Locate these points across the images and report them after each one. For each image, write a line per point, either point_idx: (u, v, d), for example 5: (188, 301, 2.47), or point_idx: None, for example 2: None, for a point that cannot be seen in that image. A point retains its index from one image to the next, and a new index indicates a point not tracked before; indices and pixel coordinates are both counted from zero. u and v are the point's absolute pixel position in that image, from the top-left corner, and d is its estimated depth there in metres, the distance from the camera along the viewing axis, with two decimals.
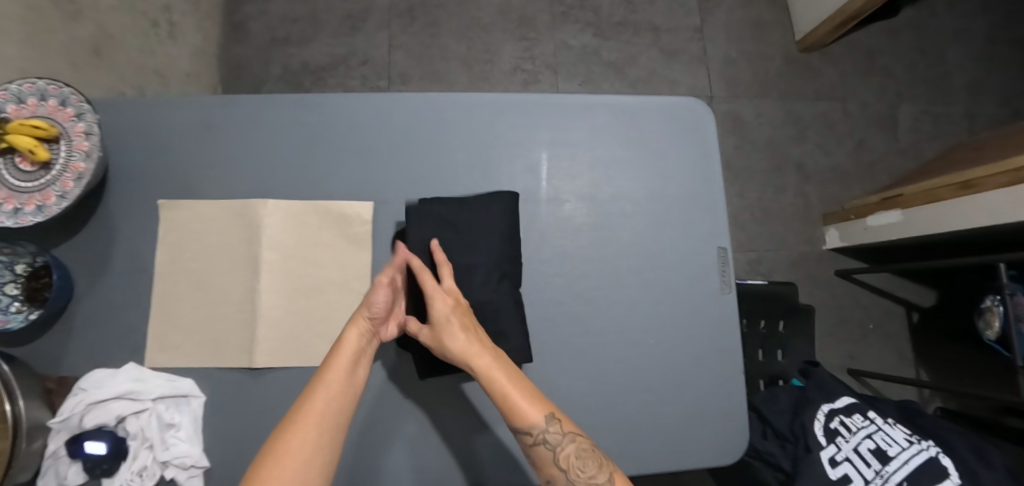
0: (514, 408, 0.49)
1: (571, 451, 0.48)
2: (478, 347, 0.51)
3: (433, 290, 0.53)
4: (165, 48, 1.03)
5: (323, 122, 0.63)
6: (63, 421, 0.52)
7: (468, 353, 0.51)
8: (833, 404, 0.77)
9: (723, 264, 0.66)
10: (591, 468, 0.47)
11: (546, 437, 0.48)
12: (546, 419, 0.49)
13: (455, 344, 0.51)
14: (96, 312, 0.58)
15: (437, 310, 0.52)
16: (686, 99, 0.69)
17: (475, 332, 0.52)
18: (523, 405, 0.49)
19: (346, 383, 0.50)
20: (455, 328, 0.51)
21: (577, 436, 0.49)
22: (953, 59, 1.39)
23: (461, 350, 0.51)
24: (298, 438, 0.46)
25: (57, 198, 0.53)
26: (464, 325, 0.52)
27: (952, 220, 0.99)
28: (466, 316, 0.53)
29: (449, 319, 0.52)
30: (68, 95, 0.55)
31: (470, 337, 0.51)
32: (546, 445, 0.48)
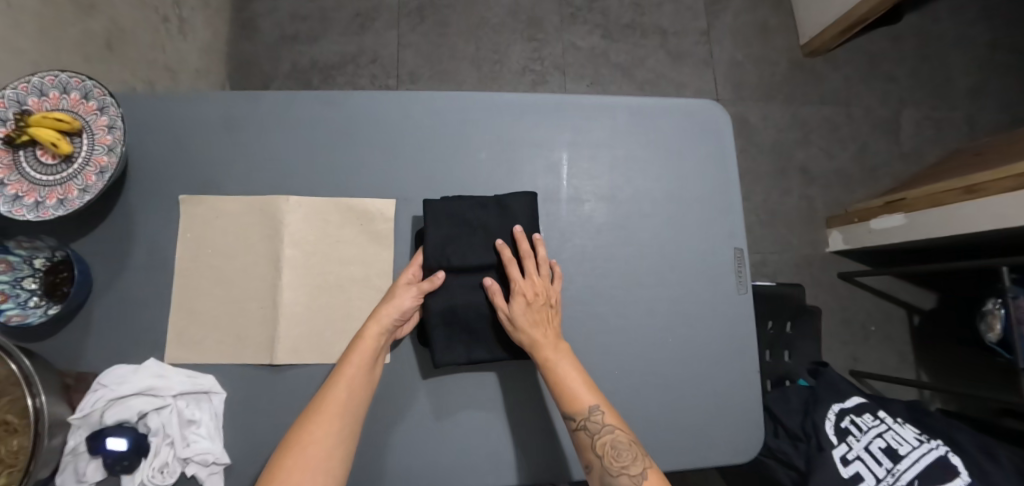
0: (564, 395, 0.53)
1: (609, 441, 0.51)
2: (545, 339, 0.55)
3: (516, 284, 0.56)
4: (175, 43, 1.02)
5: (347, 119, 0.63)
6: (83, 417, 0.52)
7: (535, 344, 0.55)
8: (844, 404, 0.78)
9: (740, 264, 0.67)
10: (626, 459, 0.51)
11: (588, 424, 0.52)
12: (591, 409, 0.53)
13: (524, 333, 0.55)
14: (115, 307, 0.58)
15: (516, 301, 0.56)
16: (704, 100, 0.70)
17: (549, 325, 0.56)
18: (574, 393, 0.53)
19: (363, 379, 0.53)
20: (528, 319, 0.56)
21: (617, 430, 0.52)
22: (955, 65, 1.42)
23: (529, 339, 0.55)
24: (316, 430, 0.48)
25: (79, 191, 0.53)
26: (539, 320, 0.56)
27: (955, 223, 1.00)
28: (545, 310, 0.57)
29: (524, 310, 0.56)
30: (90, 88, 0.55)
31: (540, 331, 0.55)
32: (586, 432, 0.52)
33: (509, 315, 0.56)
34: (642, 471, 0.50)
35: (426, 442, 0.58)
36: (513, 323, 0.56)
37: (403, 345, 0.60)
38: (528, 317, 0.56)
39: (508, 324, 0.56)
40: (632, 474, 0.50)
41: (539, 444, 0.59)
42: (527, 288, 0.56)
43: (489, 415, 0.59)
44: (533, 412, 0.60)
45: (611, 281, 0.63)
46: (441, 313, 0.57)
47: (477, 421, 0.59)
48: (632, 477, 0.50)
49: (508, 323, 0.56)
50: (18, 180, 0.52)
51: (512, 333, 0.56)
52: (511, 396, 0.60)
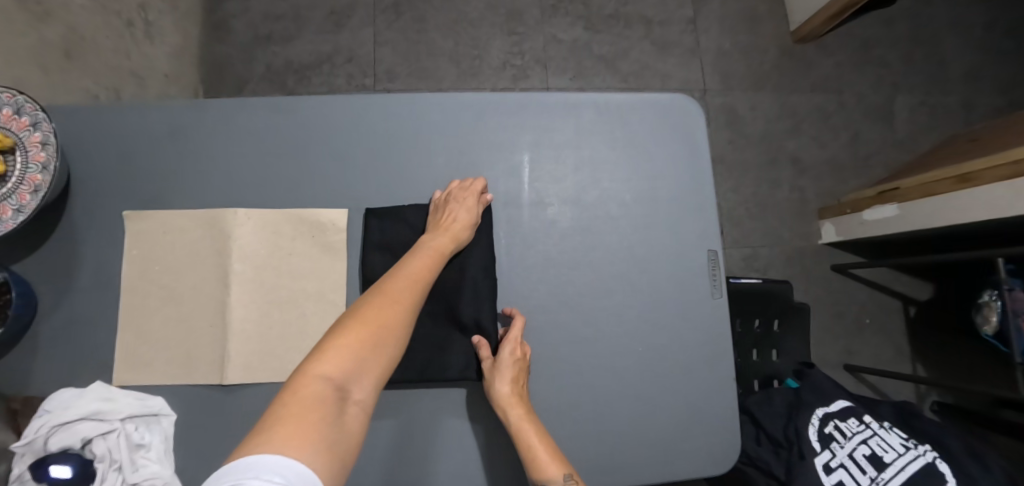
0: (536, 461, 0.50)
1: None
2: (520, 401, 0.54)
3: (509, 335, 0.56)
4: (142, 49, 1.00)
5: (297, 127, 0.60)
6: (27, 444, 0.49)
7: (512, 404, 0.53)
8: (828, 408, 0.76)
9: (714, 266, 0.64)
10: None
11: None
12: (564, 477, 0.50)
13: (503, 388, 0.53)
14: (62, 329, 0.56)
15: (506, 354, 0.54)
16: (676, 96, 0.66)
17: (523, 390, 0.55)
18: (544, 460, 0.50)
19: (425, 281, 0.51)
20: (509, 375, 0.53)
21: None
22: (950, 48, 1.37)
23: (504, 395, 0.53)
24: (381, 308, 0.46)
25: (13, 212, 0.51)
26: (519, 380, 0.55)
27: (948, 214, 0.97)
28: (524, 371, 0.56)
29: (510, 366, 0.54)
30: (22, 103, 0.52)
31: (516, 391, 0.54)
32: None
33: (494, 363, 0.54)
34: None
35: (384, 462, 0.56)
36: (496, 369, 0.54)
37: None
38: (514, 372, 0.54)
39: (494, 372, 0.53)
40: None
41: (505, 460, 0.57)
42: (518, 341, 0.56)
43: (450, 431, 0.57)
44: (498, 428, 0.57)
45: (579, 289, 0.61)
46: None
47: (437, 438, 0.57)
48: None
49: (489, 372, 0.54)
50: None
51: (494, 383, 0.53)
52: (474, 411, 0.58)
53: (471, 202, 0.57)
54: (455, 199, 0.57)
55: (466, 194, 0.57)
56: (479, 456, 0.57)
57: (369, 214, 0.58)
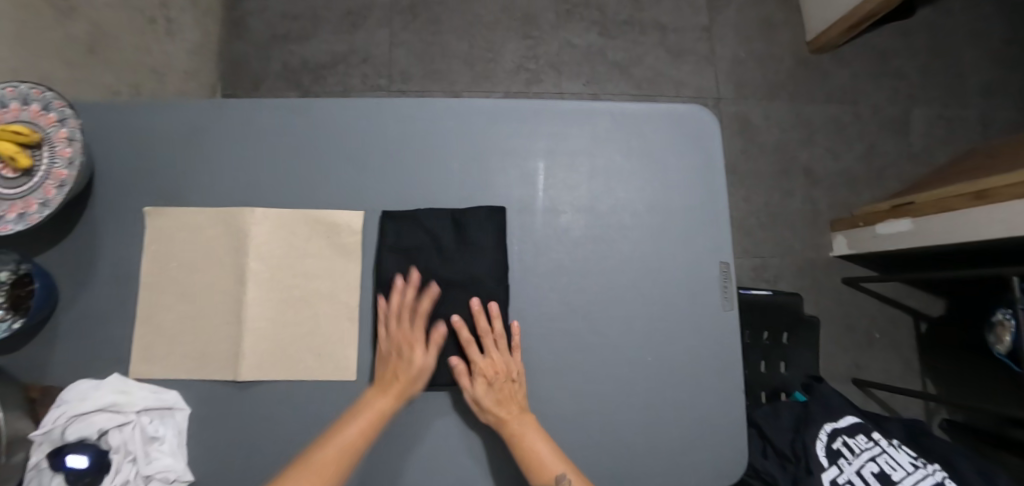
0: (531, 469, 0.52)
1: None
2: (509, 415, 0.55)
3: (477, 365, 0.56)
4: (163, 46, 1.02)
5: (314, 130, 0.61)
6: (45, 434, 0.50)
7: (501, 422, 0.55)
8: (836, 423, 0.75)
9: (725, 278, 0.64)
10: None
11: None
12: (559, 478, 0.52)
13: (488, 417, 0.55)
14: (81, 321, 0.57)
15: (477, 391, 0.55)
16: (691, 106, 0.66)
17: (515, 400, 0.56)
18: (542, 463, 0.53)
19: (356, 452, 0.51)
20: (490, 404, 0.55)
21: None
22: (969, 61, 1.35)
23: (495, 419, 0.55)
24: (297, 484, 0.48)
25: (38, 205, 0.52)
26: (503, 398, 0.55)
27: (964, 230, 0.95)
28: (507, 382, 0.56)
29: (486, 396, 0.55)
30: (50, 99, 0.53)
31: (504, 409, 0.55)
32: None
33: (472, 396, 0.55)
34: None
35: (393, 462, 0.57)
36: (477, 403, 0.55)
37: (369, 359, 0.58)
38: (492, 397, 0.55)
39: (473, 406, 0.56)
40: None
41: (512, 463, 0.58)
42: (489, 364, 0.56)
43: (457, 433, 0.58)
44: None
45: (589, 297, 0.61)
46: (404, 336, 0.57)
47: (443, 439, 0.57)
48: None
49: (473, 405, 0.56)
50: None
51: (479, 413, 0.56)
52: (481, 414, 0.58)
53: (416, 356, 0.55)
54: (401, 350, 0.56)
55: (409, 344, 0.56)
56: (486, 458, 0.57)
57: (383, 217, 0.59)
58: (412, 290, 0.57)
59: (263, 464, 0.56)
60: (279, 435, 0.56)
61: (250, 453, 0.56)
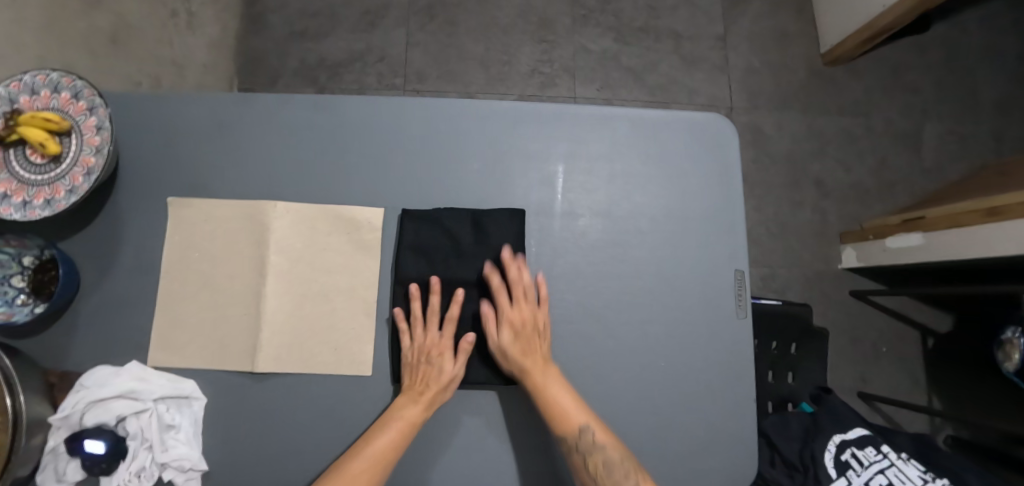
0: (554, 418, 0.54)
1: (601, 460, 0.54)
2: (534, 366, 0.56)
3: (505, 314, 0.57)
4: (184, 39, 1.03)
5: (337, 126, 0.62)
6: (64, 419, 0.51)
7: (526, 372, 0.55)
8: (845, 435, 0.75)
9: (740, 286, 0.64)
10: (618, 476, 0.54)
11: (580, 444, 0.54)
12: (582, 429, 0.54)
13: (513, 366, 0.56)
14: (101, 307, 0.58)
15: (504, 340, 0.56)
16: (711, 115, 0.67)
17: (539, 351, 0.57)
18: (565, 413, 0.54)
19: (389, 462, 0.52)
20: (515, 354, 0.56)
21: (608, 446, 0.54)
22: (983, 78, 1.36)
23: (518, 369, 0.56)
24: None
25: (66, 192, 0.53)
26: (529, 349, 0.56)
27: (975, 247, 0.95)
28: (534, 333, 0.57)
29: (512, 346, 0.56)
30: (81, 88, 0.54)
31: (529, 361, 0.55)
32: (579, 452, 0.54)
33: (499, 344, 0.57)
34: None
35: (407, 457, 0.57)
36: (503, 351, 0.56)
37: (386, 356, 0.58)
38: (518, 346, 0.56)
39: (499, 356, 0.57)
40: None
41: (524, 463, 0.58)
42: (518, 313, 0.57)
43: (471, 432, 0.58)
44: (518, 431, 0.58)
45: (605, 301, 0.61)
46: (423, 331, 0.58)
47: (457, 436, 0.58)
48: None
49: (498, 353, 0.57)
50: (8, 179, 0.53)
51: (503, 362, 0.56)
52: (495, 412, 0.59)
53: (446, 366, 0.56)
54: (431, 359, 0.56)
55: (440, 352, 0.56)
56: (499, 458, 0.58)
57: (403, 215, 0.60)
58: (434, 297, 0.58)
59: (276, 455, 0.56)
60: (295, 427, 0.57)
61: (264, 445, 0.56)
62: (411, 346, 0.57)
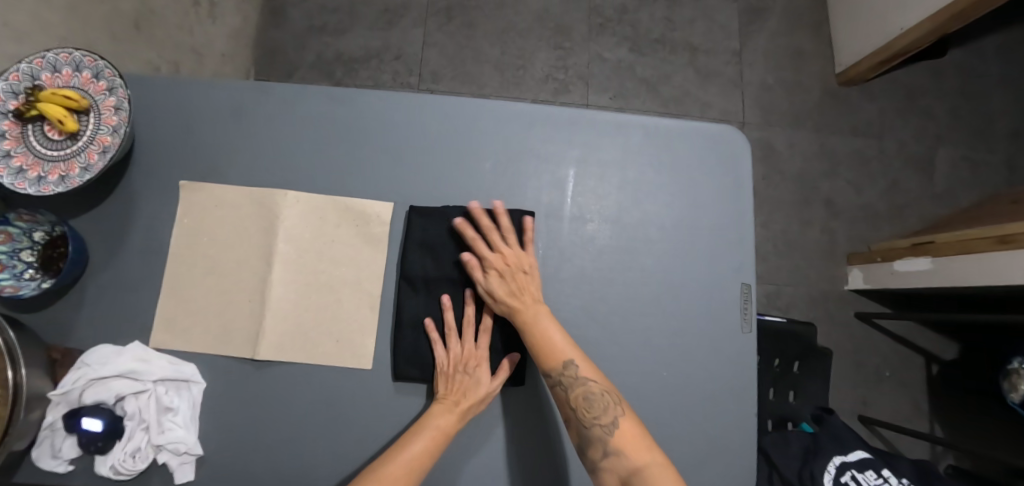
0: (539, 354, 0.54)
1: (582, 393, 0.53)
2: (522, 305, 0.56)
3: (490, 258, 0.57)
4: (204, 27, 1.04)
5: (352, 118, 0.62)
6: (63, 394, 0.52)
7: (514, 311, 0.56)
8: (845, 457, 0.75)
9: (746, 299, 0.63)
10: (598, 410, 0.52)
11: (563, 380, 0.53)
12: (566, 366, 0.53)
13: (499, 307, 0.56)
14: (105, 286, 0.58)
15: (492, 284, 0.56)
16: (726, 127, 0.67)
17: (528, 291, 0.57)
18: (551, 347, 0.54)
19: (423, 468, 0.50)
20: (500, 294, 0.56)
21: (591, 381, 0.53)
22: (998, 106, 1.35)
23: (507, 308, 0.56)
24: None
25: (80, 169, 0.53)
26: (517, 289, 0.56)
27: (984, 274, 0.94)
28: (519, 273, 0.57)
29: (499, 286, 0.56)
30: (102, 68, 0.55)
31: (516, 299, 0.56)
32: (562, 387, 0.53)
33: (487, 288, 0.56)
34: (613, 421, 0.52)
35: None
36: (490, 293, 0.56)
37: (388, 351, 0.58)
38: (505, 287, 0.56)
39: (489, 299, 0.57)
40: (604, 424, 0.52)
41: (519, 467, 0.57)
42: (505, 258, 0.57)
43: (470, 432, 0.58)
44: (516, 434, 0.58)
45: (609, 306, 0.61)
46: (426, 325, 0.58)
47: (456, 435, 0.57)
48: (604, 426, 0.52)
49: (485, 296, 0.57)
50: (24, 153, 0.53)
51: (492, 302, 0.57)
52: (494, 414, 0.58)
53: (483, 377, 0.56)
54: (467, 369, 0.56)
55: (477, 363, 0.56)
56: (497, 459, 0.57)
57: (411, 211, 0.60)
58: (469, 307, 0.58)
59: (269, 447, 0.56)
60: (295, 417, 0.57)
61: (258, 435, 0.56)
62: (447, 356, 0.56)
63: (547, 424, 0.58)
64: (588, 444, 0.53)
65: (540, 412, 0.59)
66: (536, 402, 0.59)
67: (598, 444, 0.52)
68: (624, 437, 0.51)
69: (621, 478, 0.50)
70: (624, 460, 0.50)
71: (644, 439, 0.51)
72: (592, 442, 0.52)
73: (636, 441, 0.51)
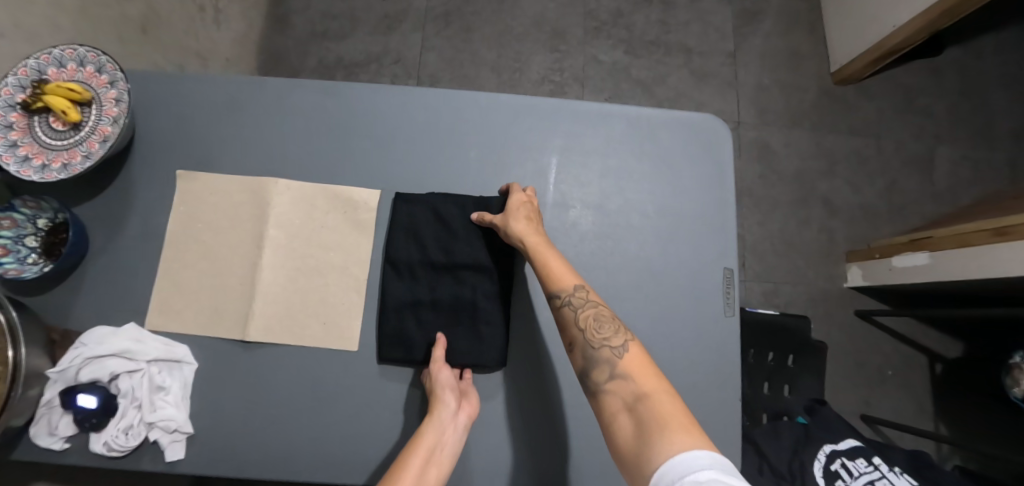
0: (549, 274, 0.54)
1: (591, 314, 0.52)
2: (538, 233, 0.57)
3: (514, 192, 0.59)
4: (209, 33, 1.08)
5: (342, 110, 0.64)
6: (61, 372, 0.54)
7: (530, 234, 0.56)
8: (836, 446, 0.77)
9: (728, 285, 0.64)
10: (608, 331, 0.51)
11: (571, 301, 0.53)
12: (576, 287, 0.53)
13: (518, 225, 0.56)
14: (104, 271, 0.60)
15: (513, 207, 0.57)
16: (706, 117, 0.68)
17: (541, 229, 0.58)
18: (560, 270, 0.54)
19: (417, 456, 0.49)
20: (521, 216, 0.57)
21: (599, 305, 0.53)
22: (997, 104, 1.34)
23: (523, 230, 0.56)
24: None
25: (82, 157, 0.56)
26: (534, 221, 0.58)
27: (980, 268, 0.93)
28: (536, 214, 0.59)
29: (519, 208, 0.58)
30: (104, 63, 0.57)
31: (533, 227, 0.57)
32: (570, 307, 0.53)
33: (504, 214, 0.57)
34: (623, 343, 0.50)
35: (387, 437, 0.57)
36: (507, 219, 0.57)
37: (372, 333, 0.59)
38: (525, 213, 0.57)
39: (501, 221, 0.57)
40: (614, 346, 0.50)
41: (501, 451, 0.58)
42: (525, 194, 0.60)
43: None
44: (498, 417, 0.58)
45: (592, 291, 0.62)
46: (410, 304, 0.59)
47: None
48: (614, 348, 0.50)
49: (500, 223, 0.57)
50: (30, 143, 0.56)
51: (504, 228, 0.57)
52: (478, 397, 0.59)
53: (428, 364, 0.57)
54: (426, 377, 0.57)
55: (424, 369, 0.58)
56: (481, 443, 0.58)
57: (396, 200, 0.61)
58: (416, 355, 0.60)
59: (256, 429, 0.57)
60: (283, 397, 0.58)
61: (247, 416, 0.57)
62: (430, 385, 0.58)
63: (529, 406, 0.59)
64: (592, 367, 0.50)
65: (519, 393, 0.59)
66: (519, 384, 0.59)
67: (605, 366, 0.49)
68: (632, 362, 0.49)
69: (625, 403, 0.47)
70: (630, 384, 0.47)
71: (652, 368, 0.49)
72: (598, 365, 0.50)
73: (645, 369, 0.48)
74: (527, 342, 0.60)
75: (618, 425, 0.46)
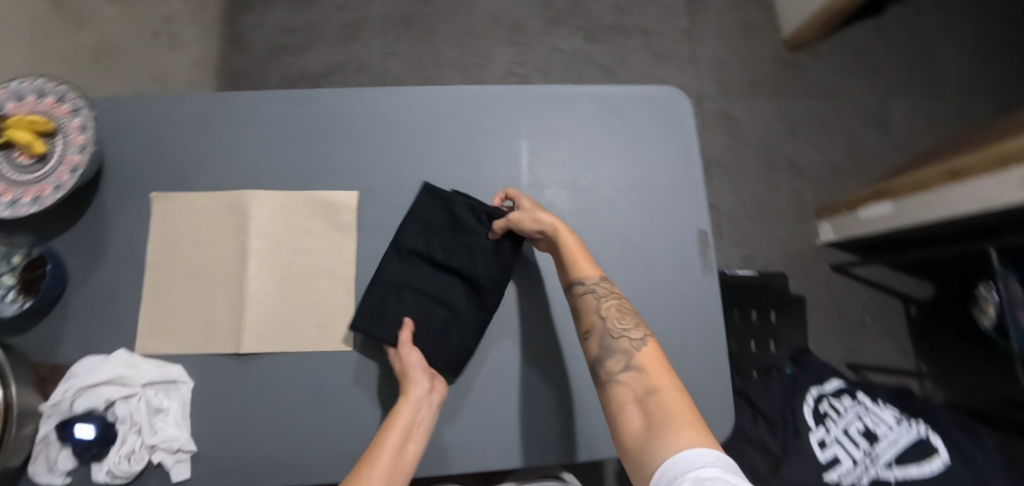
0: (574, 261, 0.56)
1: (613, 305, 0.55)
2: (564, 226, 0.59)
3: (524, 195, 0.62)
4: (165, 57, 1.07)
5: (311, 116, 0.65)
6: (54, 406, 0.53)
7: (559, 225, 0.58)
8: (822, 387, 0.82)
9: (704, 245, 0.67)
10: (628, 324, 0.55)
11: (595, 289, 0.56)
12: (600, 278, 0.57)
13: (546, 216, 0.58)
14: (86, 302, 0.60)
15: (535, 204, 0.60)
16: (666, 90, 0.71)
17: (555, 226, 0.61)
18: (583, 261, 0.57)
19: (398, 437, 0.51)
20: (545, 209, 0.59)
21: (620, 298, 0.57)
22: (940, 55, 1.41)
23: (552, 221, 0.58)
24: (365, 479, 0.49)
25: (52, 189, 0.55)
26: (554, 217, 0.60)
27: (939, 208, 0.98)
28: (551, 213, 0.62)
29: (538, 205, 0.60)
30: (65, 92, 0.57)
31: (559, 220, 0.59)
32: (593, 295, 0.56)
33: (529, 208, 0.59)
34: (641, 337, 0.54)
35: None
36: (534, 211, 0.58)
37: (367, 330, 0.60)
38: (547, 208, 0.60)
39: (523, 213, 0.58)
40: (632, 338, 0.53)
41: (505, 431, 0.59)
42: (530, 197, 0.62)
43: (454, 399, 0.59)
44: (499, 397, 0.59)
45: None
46: (399, 297, 0.60)
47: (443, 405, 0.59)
48: (632, 340, 0.53)
49: (524, 216, 0.58)
50: None
51: (534, 219, 0.58)
52: (477, 381, 0.60)
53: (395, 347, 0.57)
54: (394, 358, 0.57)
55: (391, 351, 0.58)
56: (484, 425, 0.58)
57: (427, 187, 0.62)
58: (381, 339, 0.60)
59: (260, 439, 0.57)
60: (284, 404, 0.58)
61: (250, 427, 0.57)
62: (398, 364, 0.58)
63: (528, 383, 0.60)
64: (607, 356, 0.54)
65: (517, 372, 0.60)
66: (516, 364, 0.61)
67: (621, 357, 0.53)
68: (648, 357, 0.52)
69: (636, 395, 0.50)
70: (643, 377, 0.51)
71: (666, 365, 0.52)
72: (614, 355, 0.53)
73: (660, 365, 0.52)
74: (520, 321, 0.62)
75: (624, 416, 0.49)
